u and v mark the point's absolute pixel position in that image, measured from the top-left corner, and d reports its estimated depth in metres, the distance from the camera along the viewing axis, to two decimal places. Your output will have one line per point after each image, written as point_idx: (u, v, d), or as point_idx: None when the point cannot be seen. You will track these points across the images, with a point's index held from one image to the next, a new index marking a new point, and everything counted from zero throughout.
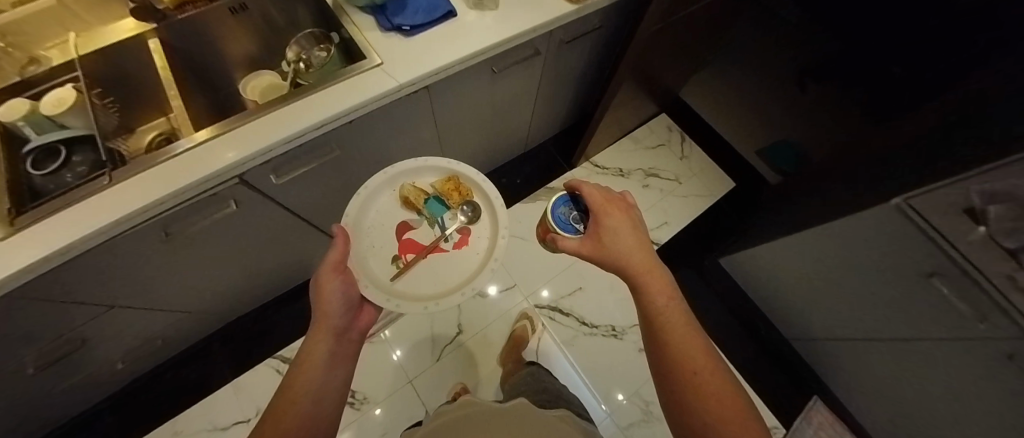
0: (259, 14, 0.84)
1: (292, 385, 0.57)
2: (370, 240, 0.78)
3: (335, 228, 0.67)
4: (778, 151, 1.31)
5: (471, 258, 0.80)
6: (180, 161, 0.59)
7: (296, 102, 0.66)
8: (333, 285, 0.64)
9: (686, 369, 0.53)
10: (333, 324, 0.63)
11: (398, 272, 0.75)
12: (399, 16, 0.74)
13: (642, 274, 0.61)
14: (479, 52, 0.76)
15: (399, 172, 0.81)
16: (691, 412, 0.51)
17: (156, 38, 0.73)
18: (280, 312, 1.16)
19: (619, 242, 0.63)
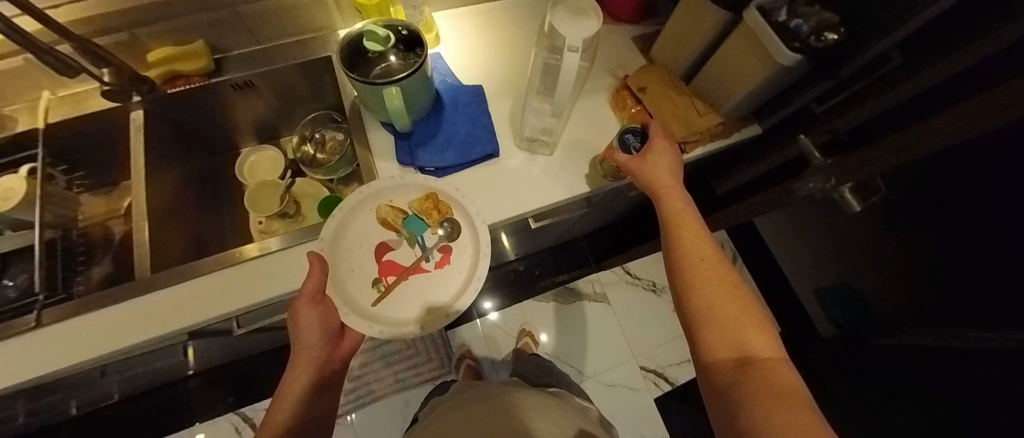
0: (272, 87, 0.70)
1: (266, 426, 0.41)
2: (342, 265, 0.52)
3: (308, 252, 0.45)
4: (837, 304, 1.08)
5: (457, 284, 0.53)
6: (140, 307, 0.52)
7: (282, 253, 0.56)
8: (309, 316, 0.44)
9: (701, 270, 0.44)
10: (315, 356, 0.44)
11: (375, 300, 0.51)
12: (425, 150, 0.59)
13: (666, 183, 0.51)
14: (518, 216, 0.59)
15: (379, 190, 0.55)
16: (698, 307, 0.42)
17: (139, 111, 0.61)
18: (256, 363, 1.09)
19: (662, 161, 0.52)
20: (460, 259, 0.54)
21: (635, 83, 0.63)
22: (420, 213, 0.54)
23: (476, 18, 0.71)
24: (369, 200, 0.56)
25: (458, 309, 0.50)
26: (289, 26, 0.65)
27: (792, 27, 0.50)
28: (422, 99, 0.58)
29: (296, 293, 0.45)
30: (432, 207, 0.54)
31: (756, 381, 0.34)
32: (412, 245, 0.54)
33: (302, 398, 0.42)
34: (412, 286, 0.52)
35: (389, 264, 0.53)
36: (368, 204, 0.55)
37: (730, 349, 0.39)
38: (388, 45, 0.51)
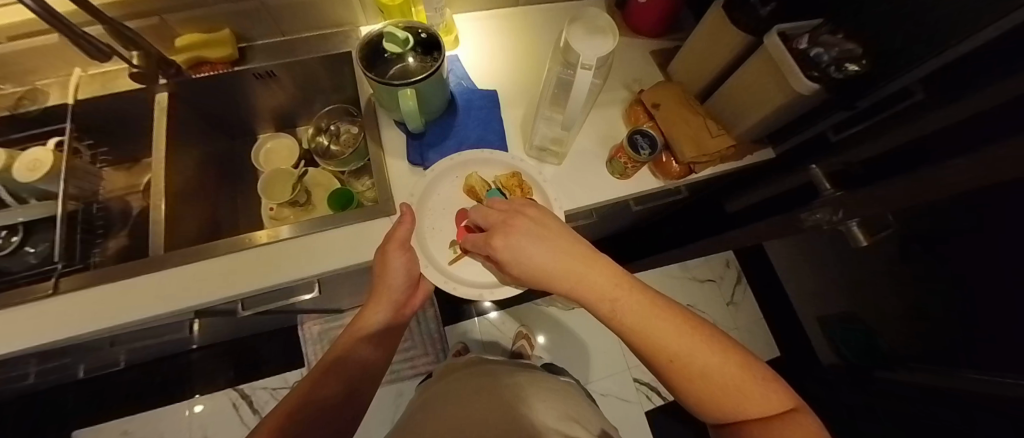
0: (292, 77, 0.71)
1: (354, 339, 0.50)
2: (425, 222, 0.56)
3: (403, 204, 0.51)
4: (841, 332, 1.06)
5: None
6: (147, 285, 0.54)
7: (288, 243, 0.57)
8: (399, 261, 0.48)
9: (674, 365, 0.36)
10: (394, 297, 0.50)
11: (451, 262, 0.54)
12: (435, 152, 0.60)
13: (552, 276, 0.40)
14: None
15: (469, 160, 0.58)
16: (697, 397, 0.36)
17: (164, 94, 0.63)
18: (257, 344, 1.12)
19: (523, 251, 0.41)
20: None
21: (649, 100, 0.62)
22: (502, 188, 0.57)
23: (497, 23, 0.72)
24: (459, 167, 0.59)
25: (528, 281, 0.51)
26: (313, 20, 0.66)
27: (813, 56, 0.49)
28: (437, 102, 0.59)
29: (387, 240, 0.50)
30: (516, 184, 0.57)
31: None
32: None
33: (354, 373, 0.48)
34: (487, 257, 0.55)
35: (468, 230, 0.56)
36: (457, 170, 0.58)
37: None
38: (406, 48, 0.52)
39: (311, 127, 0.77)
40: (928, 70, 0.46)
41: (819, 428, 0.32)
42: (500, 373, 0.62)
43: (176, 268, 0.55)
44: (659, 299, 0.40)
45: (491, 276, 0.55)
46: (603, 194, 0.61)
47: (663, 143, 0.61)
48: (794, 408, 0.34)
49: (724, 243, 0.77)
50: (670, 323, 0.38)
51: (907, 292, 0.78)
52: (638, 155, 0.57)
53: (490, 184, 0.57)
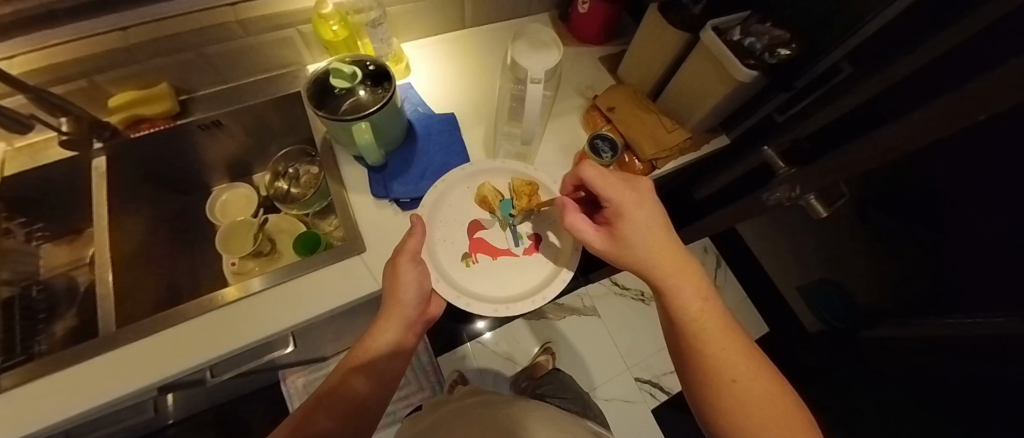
0: (241, 125, 0.68)
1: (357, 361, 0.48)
2: (437, 233, 0.57)
3: (413, 215, 0.52)
4: (823, 301, 1.09)
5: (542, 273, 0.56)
6: (98, 368, 0.49)
7: (254, 298, 0.54)
8: (411, 274, 0.48)
9: (728, 392, 0.40)
10: (404, 314, 0.48)
11: (463, 273, 0.55)
12: (400, 182, 0.59)
13: (654, 266, 0.46)
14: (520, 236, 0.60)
15: (478, 171, 0.59)
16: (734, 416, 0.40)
17: (101, 158, 0.60)
18: (237, 410, 1.04)
19: (645, 234, 0.46)
20: (547, 251, 0.58)
21: (604, 104, 0.64)
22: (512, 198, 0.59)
23: (445, 47, 0.73)
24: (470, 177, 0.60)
25: (546, 294, 0.54)
26: (257, 64, 0.65)
27: (747, 45, 0.52)
28: (394, 132, 0.58)
29: (396, 253, 0.49)
30: (527, 192, 0.58)
31: None
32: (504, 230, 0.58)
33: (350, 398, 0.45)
34: (499, 268, 0.56)
35: (483, 241, 0.57)
36: (468, 181, 0.60)
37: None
38: (355, 82, 0.51)
39: (265, 175, 0.74)
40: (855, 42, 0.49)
41: None
42: (498, 404, 0.59)
43: (126, 345, 0.50)
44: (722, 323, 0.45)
45: (505, 287, 0.55)
46: None
47: (624, 143, 0.62)
48: None
49: (699, 231, 0.78)
50: (734, 349, 0.42)
51: (877, 252, 0.82)
52: (601, 158, 0.58)
53: (501, 195, 0.60)
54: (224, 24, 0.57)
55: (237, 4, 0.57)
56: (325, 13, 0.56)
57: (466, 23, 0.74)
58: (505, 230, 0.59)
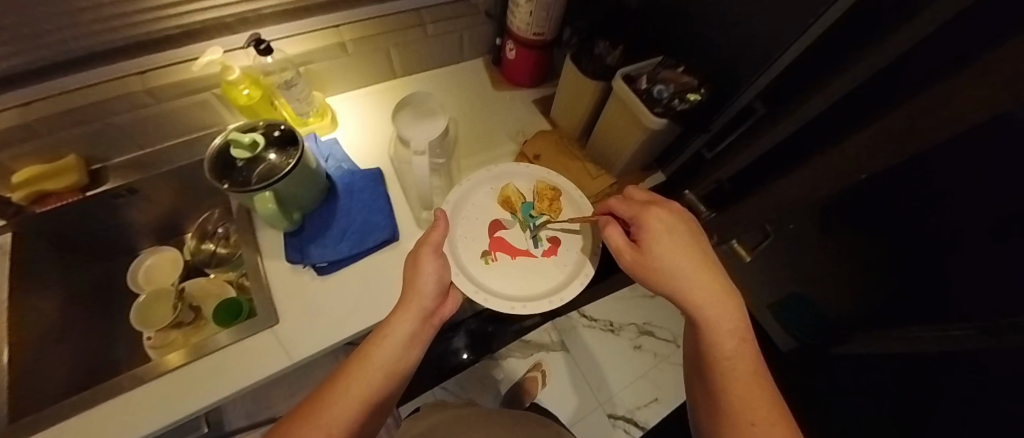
0: (162, 189, 0.67)
1: (368, 359, 0.42)
2: (460, 230, 0.57)
3: (438, 209, 0.52)
4: None
5: (562, 275, 0.56)
6: None
7: (147, 386, 0.49)
8: (430, 265, 0.48)
9: (744, 435, 0.38)
10: (422, 309, 0.45)
11: (483, 270, 0.55)
12: (316, 245, 0.57)
13: (689, 282, 0.44)
14: None
15: (503, 173, 0.60)
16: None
17: (9, 233, 0.57)
18: None
19: (676, 257, 0.45)
20: (567, 256, 0.57)
21: (530, 152, 0.64)
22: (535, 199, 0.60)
23: (377, 98, 0.73)
24: (492, 178, 0.61)
25: (568, 292, 0.53)
26: (172, 128, 0.63)
27: (654, 93, 0.52)
28: (308, 194, 0.57)
29: (419, 245, 0.49)
30: (548, 196, 0.59)
31: None
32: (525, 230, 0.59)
33: (364, 402, 0.40)
34: (517, 269, 0.56)
35: (503, 242, 0.57)
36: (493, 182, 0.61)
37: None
38: (255, 150, 0.50)
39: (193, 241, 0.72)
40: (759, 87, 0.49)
41: None
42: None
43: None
44: (769, 388, 0.40)
45: (522, 287, 0.55)
46: None
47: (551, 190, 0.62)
48: None
49: None
50: (757, 387, 0.40)
51: None
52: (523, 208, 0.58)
53: (519, 198, 0.60)
54: (130, 93, 0.55)
55: (147, 72, 0.56)
56: (232, 79, 0.56)
57: (396, 72, 0.74)
58: (526, 230, 0.59)
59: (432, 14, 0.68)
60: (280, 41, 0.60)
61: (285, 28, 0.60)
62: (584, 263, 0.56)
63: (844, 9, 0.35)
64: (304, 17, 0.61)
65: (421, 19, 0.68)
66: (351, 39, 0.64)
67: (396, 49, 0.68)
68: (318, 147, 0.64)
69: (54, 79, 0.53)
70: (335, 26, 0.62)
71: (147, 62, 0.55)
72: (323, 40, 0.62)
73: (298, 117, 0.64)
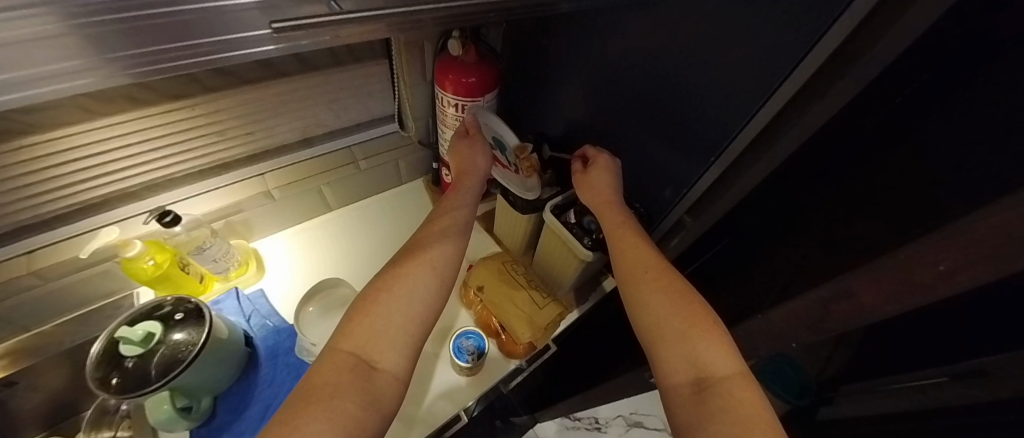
0: (40, 370, 0.60)
1: (442, 212, 0.50)
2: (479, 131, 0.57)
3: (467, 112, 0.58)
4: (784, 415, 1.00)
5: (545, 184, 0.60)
6: None
7: None
8: (474, 143, 0.56)
9: (642, 287, 0.43)
10: (480, 168, 0.55)
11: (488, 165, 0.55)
12: (229, 435, 0.49)
13: (599, 199, 0.51)
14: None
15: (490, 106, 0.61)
16: (649, 322, 0.41)
17: None
18: None
19: (596, 182, 0.52)
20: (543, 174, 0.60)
21: (473, 283, 0.61)
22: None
23: (315, 233, 0.71)
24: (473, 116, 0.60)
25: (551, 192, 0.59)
26: (73, 297, 0.57)
27: (586, 225, 0.54)
28: (220, 374, 0.50)
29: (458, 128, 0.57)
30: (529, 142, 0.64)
31: (723, 399, 0.34)
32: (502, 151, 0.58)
33: (447, 256, 0.45)
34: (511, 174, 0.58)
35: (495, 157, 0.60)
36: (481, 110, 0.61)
37: (691, 372, 0.38)
38: (150, 344, 0.45)
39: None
40: (688, 202, 0.51)
41: (750, 393, 0.35)
42: None
43: None
44: (663, 264, 0.45)
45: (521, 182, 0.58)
46: (458, 404, 0.55)
47: (497, 323, 0.59)
48: (725, 374, 0.36)
49: None
50: (653, 258, 0.46)
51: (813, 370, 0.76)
52: (464, 363, 0.56)
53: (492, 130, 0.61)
54: (14, 279, 0.49)
55: (35, 250, 0.50)
56: (132, 254, 0.50)
57: (332, 205, 0.73)
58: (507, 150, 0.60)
59: (364, 150, 0.69)
60: (181, 204, 0.57)
61: (191, 189, 0.58)
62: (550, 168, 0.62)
63: (748, 138, 0.39)
64: (226, 172, 0.60)
65: (353, 156, 0.68)
66: (277, 186, 0.63)
67: (328, 185, 0.69)
68: (241, 305, 0.59)
69: None
70: (258, 175, 0.61)
71: (37, 240, 0.50)
72: (248, 191, 0.61)
73: (216, 275, 0.62)
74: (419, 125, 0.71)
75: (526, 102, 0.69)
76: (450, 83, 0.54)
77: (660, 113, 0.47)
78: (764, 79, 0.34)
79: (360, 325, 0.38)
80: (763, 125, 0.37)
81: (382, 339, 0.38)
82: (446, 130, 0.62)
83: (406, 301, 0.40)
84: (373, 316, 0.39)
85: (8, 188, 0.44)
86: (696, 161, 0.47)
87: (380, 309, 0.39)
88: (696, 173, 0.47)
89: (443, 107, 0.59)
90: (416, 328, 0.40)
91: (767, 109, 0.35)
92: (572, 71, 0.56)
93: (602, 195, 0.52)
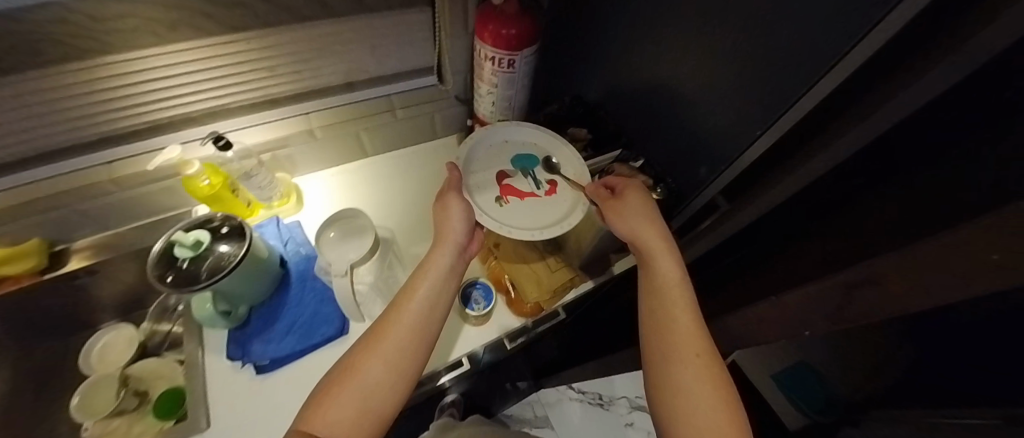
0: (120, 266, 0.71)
1: (415, 280, 0.49)
2: (474, 181, 0.56)
3: (448, 164, 0.53)
4: None
5: (569, 205, 0.55)
6: None
7: None
8: (456, 208, 0.51)
9: (677, 363, 0.44)
10: (455, 240, 0.51)
11: (500, 204, 0.53)
12: (260, 340, 0.55)
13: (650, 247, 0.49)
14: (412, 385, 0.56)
15: (498, 129, 0.60)
16: (675, 399, 0.43)
17: None
18: None
19: (632, 220, 0.49)
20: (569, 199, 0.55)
21: (490, 240, 0.62)
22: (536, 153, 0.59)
23: (352, 176, 0.75)
24: (492, 136, 0.60)
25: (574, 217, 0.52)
26: (145, 207, 0.66)
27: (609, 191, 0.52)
28: (256, 288, 0.56)
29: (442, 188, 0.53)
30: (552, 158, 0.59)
31: None
32: (525, 180, 0.56)
33: (408, 332, 0.45)
34: (529, 203, 0.54)
35: (509, 186, 0.55)
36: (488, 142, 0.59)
37: None
38: (199, 250, 0.51)
39: (144, 328, 0.71)
40: (723, 184, 0.48)
41: None
42: None
43: None
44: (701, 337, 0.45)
45: (540, 213, 0.54)
46: (458, 350, 0.57)
47: (507, 281, 0.60)
48: None
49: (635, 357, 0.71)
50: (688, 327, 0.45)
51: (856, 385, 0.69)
52: (470, 310, 0.59)
53: (511, 151, 0.59)
54: (96, 184, 0.57)
55: (114, 162, 0.57)
56: (192, 173, 0.58)
57: (368, 152, 0.76)
58: (528, 177, 0.57)
59: (402, 99, 0.70)
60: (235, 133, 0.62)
61: (244, 120, 0.62)
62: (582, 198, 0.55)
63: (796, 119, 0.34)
64: (275, 107, 0.64)
65: (390, 105, 0.70)
66: (319, 126, 0.66)
67: (366, 132, 0.72)
68: (280, 231, 0.65)
69: None
70: (303, 113, 0.64)
71: (117, 153, 0.57)
72: (292, 128, 0.65)
73: (261, 202, 0.67)
74: (457, 80, 0.71)
75: (568, 63, 0.66)
76: (490, 34, 0.53)
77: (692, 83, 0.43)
78: (818, 52, 0.30)
79: (336, 397, 0.41)
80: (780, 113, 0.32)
81: (359, 411, 0.41)
82: (482, 85, 0.62)
83: (371, 377, 0.43)
84: (324, 411, 0.41)
85: (89, 105, 0.51)
86: (736, 139, 0.43)
87: (344, 389, 0.42)
88: (735, 153, 0.44)
89: (481, 61, 0.58)
90: (384, 402, 0.43)
91: (819, 88, 0.31)
92: (617, 31, 0.52)
93: (648, 235, 0.49)
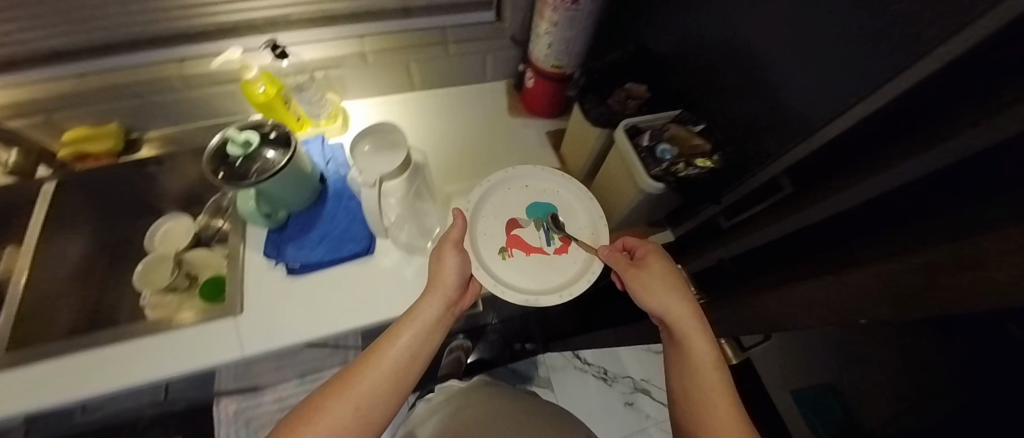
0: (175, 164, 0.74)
1: (399, 328, 0.46)
2: (480, 228, 0.55)
3: (454, 207, 0.50)
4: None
5: (575, 270, 0.53)
6: None
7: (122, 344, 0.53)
8: (453, 260, 0.48)
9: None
10: (447, 293, 0.48)
11: (501, 261, 0.53)
12: (294, 246, 0.58)
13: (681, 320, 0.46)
14: None
15: (520, 173, 0.58)
16: None
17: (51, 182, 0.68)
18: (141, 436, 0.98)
19: (654, 290, 0.47)
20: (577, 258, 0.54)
21: None
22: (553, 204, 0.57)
23: (399, 108, 0.75)
24: (512, 180, 0.58)
25: (576, 289, 0.50)
26: (207, 108, 0.70)
27: (656, 152, 0.47)
28: (296, 197, 0.59)
29: (440, 240, 0.50)
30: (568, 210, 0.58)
31: None
32: (535, 232, 0.55)
33: (389, 378, 0.44)
34: (533, 263, 0.53)
35: (517, 239, 0.54)
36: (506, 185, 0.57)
37: None
38: (248, 150, 0.53)
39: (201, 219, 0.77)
40: None
41: None
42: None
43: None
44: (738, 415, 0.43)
45: (540, 278, 0.53)
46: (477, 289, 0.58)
47: None
48: None
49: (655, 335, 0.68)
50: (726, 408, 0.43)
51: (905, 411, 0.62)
52: None
53: (530, 197, 0.58)
54: (164, 78, 0.61)
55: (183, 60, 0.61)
56: (250, 78, 0.59)
57: (415, 85, 0.75)
58: (540, 230, 0.56)
59: (457, 33, 0.67)
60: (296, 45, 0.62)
61: (302, 33, 0.63)
62: (593, 261, 0.53)
63: None
64: (333, 25, 0.64)
65: (444, 37, 0.67)
66: (373, 49, 0.65)
67: (416, 63, 0.70)
68: (323, 150, 0.67)
69: (104, 58, 0.60)
70: (357, 35, 0.64)
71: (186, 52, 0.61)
72: (345, 48, 0.64)
73: (311, 118, 0.69)
74: (515, 18, 0.67)
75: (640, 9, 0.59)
76: None
77: (766, 41, 0.37)
78: None
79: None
80: (864, 73, 0.27)
81: None
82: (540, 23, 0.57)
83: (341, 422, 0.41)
84: None
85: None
86: None
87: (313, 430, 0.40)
88: None
89: None
90: None
91: None
92: None
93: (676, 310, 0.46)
